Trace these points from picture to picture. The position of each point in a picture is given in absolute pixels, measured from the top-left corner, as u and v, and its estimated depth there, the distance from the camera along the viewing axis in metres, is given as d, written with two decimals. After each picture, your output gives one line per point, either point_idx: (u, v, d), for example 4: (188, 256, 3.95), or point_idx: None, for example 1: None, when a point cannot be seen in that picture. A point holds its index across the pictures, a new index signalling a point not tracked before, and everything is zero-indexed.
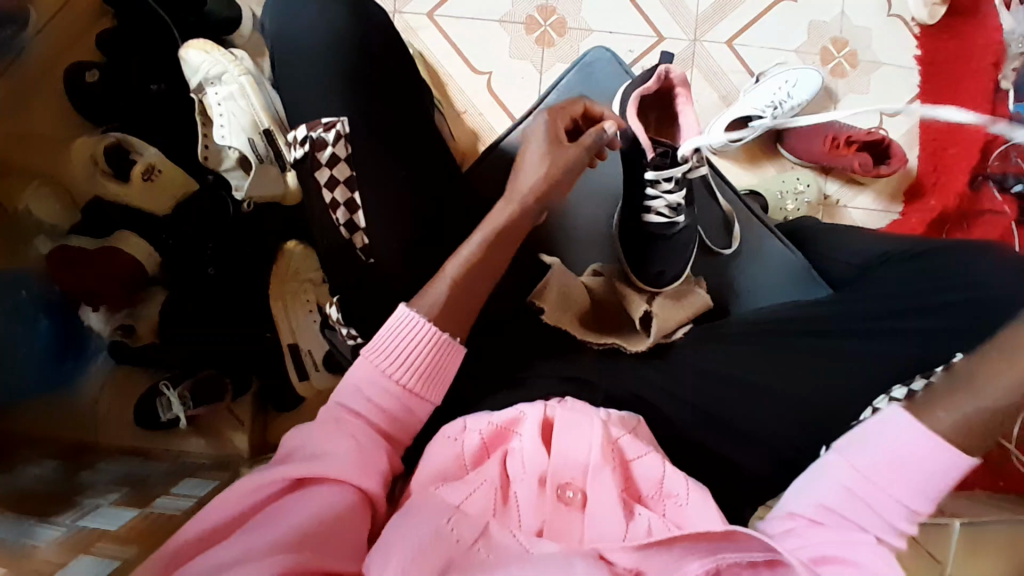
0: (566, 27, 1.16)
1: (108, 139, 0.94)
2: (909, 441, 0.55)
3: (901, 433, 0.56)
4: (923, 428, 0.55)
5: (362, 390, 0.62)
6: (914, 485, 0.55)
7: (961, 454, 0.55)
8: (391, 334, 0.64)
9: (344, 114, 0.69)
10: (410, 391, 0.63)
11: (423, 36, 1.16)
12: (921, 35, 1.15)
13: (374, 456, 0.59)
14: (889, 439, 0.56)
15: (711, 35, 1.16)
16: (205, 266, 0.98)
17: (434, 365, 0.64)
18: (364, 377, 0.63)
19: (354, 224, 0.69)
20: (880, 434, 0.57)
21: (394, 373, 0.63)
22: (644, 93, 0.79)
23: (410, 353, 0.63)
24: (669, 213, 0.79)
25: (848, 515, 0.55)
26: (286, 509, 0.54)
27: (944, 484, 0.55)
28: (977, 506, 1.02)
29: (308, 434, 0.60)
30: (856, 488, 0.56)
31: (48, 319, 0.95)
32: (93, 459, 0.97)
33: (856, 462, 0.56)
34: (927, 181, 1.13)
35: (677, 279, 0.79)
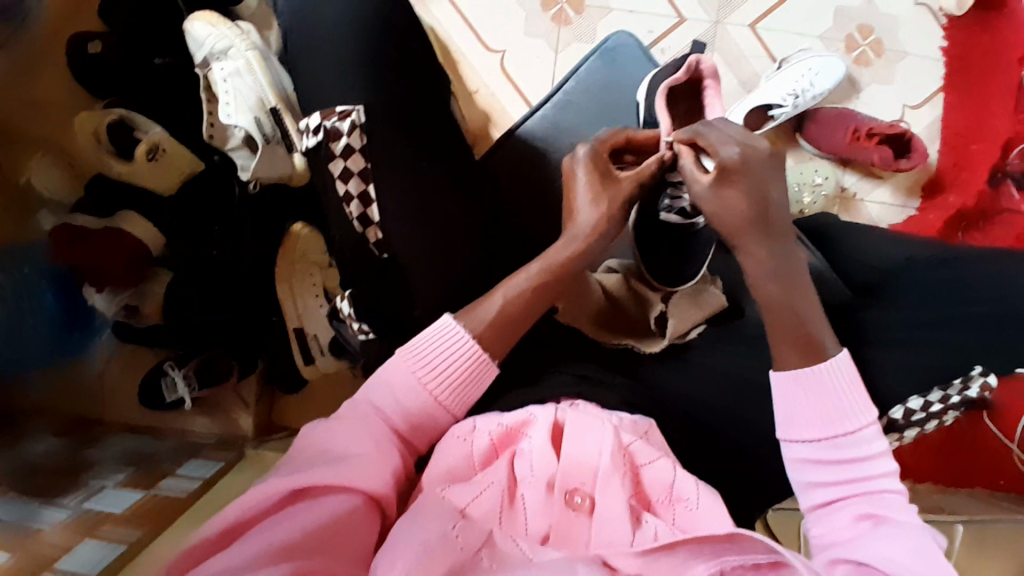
0: (583, 5, 1.12)
1: (111, 115, 0.92)
2: (809, 389, 0.62)
3: (792, 388, 0.62)
4: (804, 370, 0.62)
5: (395, 394, 0.63)
6: (835, 416, 0.61)
7: (822, 363, 0.62)
8: (430, 346, 0.65)
9: (360, 103, 0.67)
10: (444, 405, 0.64)
11: (435, 12, 1.12)
12: (949, 26, 1.11)
13: (387, 459, 0.60)
14: (784, 403, 0.63)
15: (733, 18, 1.12)
16: (210, 248, 0.95)
17: (470, 380, 0.65)
18: (397, 384, 0.64)
19: (368, 219, 0.68)
20: (779, 403, 0.63)
21: (430, 384, 0.64)
22: (672, 84, 0.75)
23: (451, 367, 0.64)
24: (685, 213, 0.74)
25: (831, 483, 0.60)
26: (288, 519, 0.53)
27: (852, 390, 0.61)
28: (977, 504, 1.03)
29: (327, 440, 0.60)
30: (811, 458, 0.61)
31: (54, 294, 0.93)
32: (98, 435, 0.97)
33: (794, 438, 0.62)
34: (948, 176, 1.10)
35: (692, 278, 0.76)
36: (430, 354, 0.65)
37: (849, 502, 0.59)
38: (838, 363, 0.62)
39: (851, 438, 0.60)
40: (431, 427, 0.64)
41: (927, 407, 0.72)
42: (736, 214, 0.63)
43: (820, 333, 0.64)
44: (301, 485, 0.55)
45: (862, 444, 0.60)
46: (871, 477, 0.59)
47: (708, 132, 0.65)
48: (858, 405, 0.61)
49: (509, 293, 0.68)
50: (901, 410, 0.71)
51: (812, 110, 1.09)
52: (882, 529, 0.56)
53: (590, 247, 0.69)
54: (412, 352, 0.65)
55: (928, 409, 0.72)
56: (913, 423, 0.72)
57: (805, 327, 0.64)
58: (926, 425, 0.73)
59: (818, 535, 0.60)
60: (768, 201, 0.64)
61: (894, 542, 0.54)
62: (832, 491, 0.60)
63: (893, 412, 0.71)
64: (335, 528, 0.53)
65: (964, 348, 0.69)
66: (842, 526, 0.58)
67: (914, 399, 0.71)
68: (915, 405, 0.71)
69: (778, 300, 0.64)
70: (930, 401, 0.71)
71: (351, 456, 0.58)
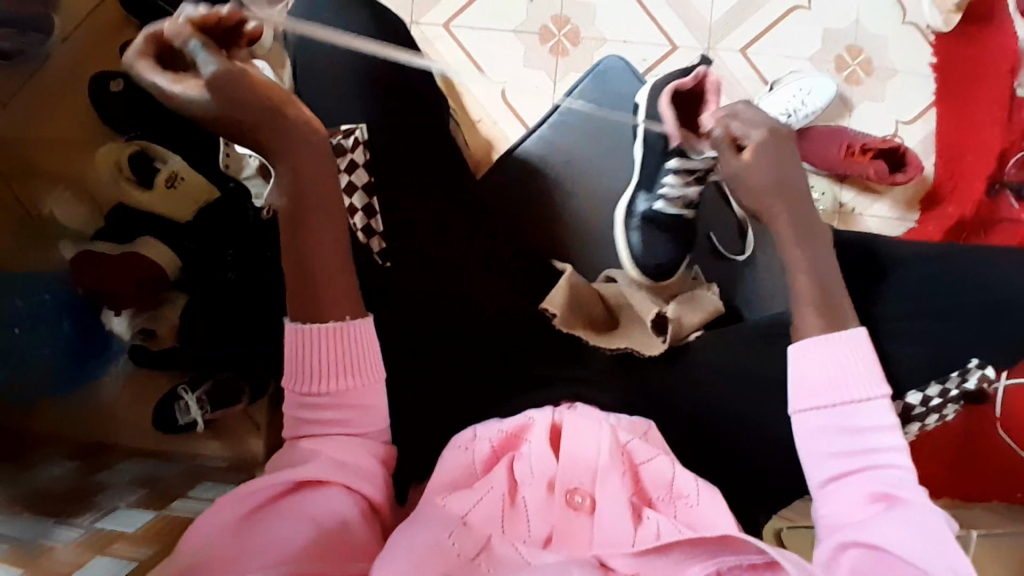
0: (579, 37, 1.17)
1: (132, 148, 1.01)
2: (825, 357, 0.66)
3: (808, 359, 0.67)
4: (821, 341, 0.67)
5: (304, 408, 0.65)
6: (848, 386, 0.65)
7: (840, 335, 0.67)
8: (295, 357, 0.64)
9: (362, 119, 0.77)
10: (348, 390, 0.64)
11: (438, 46, 1.18)
12: (937, 42, 1.15)
13: (365, 464, 0.64)
14: (802, 371, 0.67)
15: (724, 44, 1.17)
16: (225, 271, 0.98)
17: (345, 356, 0.65)
18: (305, 396, 0.64)
19: (371, 229, 0.76)
20: (798, 372, 0.67)
21: (312, 389, 0.64)
22: (679, 87, 0.76)
23: (319, 360, 0.64)
24: (679, 205, 0.84)
25: (842, 456, 0.63)
26: (288, 516, 0.59)
27: (868, 363, 0.66)
28: (995, 518, 1.00)
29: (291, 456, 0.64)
30: (826, 427, 0.64)
31: (70, 322, 0.95)
32: (111, 459, 0.99)
33: (811, 406, 0.65)
34: (943, 189, 1.12)
35: (671, 270, 0.84)
36: (302, 362, 0.64)
37: (860, 477, 0.62)
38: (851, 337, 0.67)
39: (865, 410, 0.64)
40: (364, 412, 0.66)
41: (926, 402, 0.72)
42: (767, 186, 0.70)
43: (841, 305, 0.69)
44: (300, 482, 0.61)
45: (875, 417, 0.63)
46: (880, 451, 0.63)
47: (740, 115, 0.72)
48: (872, 376, 0.65)
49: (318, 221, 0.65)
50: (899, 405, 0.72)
51: (806, 127, 1.12)
52: (895, 510, 0.59)
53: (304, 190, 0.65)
54: (294, 374, 0.65)
55: (927, 404, 0.72)
56: (913, 418, 0.72)
57: (834, 303, 0.69)
58: (927, 419, 0.73)
59: (826, 514, 0.63)
60: (789, 176, 0.71)
61: (905, 525, 0.58)
62: (843, 465, 0.63)
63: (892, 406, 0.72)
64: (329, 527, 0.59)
65: None
66: (852, 504, 0.62)
67: (913, 395, 0.71)
68: (915, 399, 0.72)
69: (800, 268, 0.70)
70: (929, 396, 0.72)
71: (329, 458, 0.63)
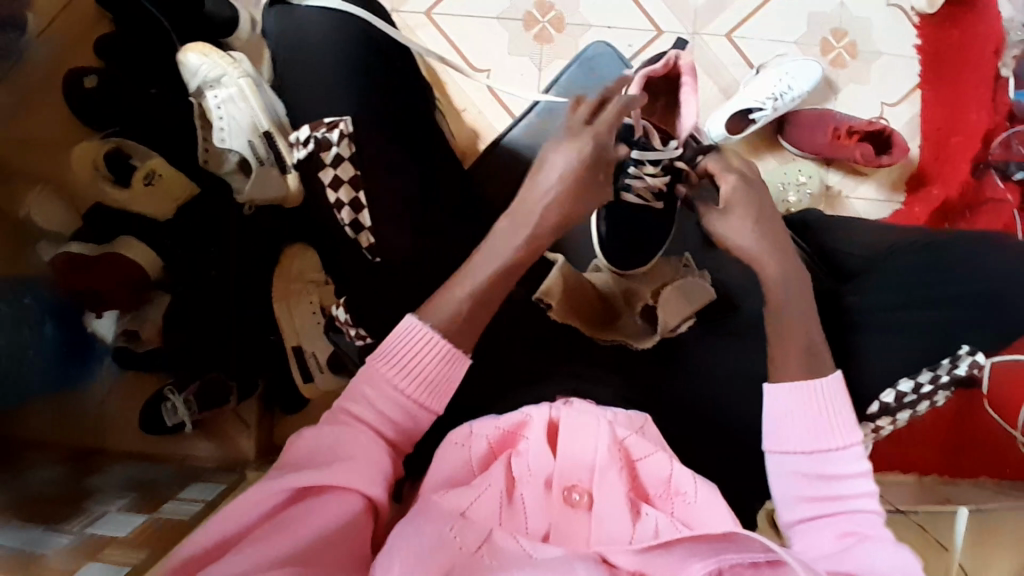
0: (564, 23, 1.15)
1: (107, 144, 0.95)
2: (799, 401, 0.65)
3: (777, 403, 0.66)
4: (797, 383, 0.65)
5: (372, 400, 0.64)
6: (821, 435, 0.64)
7: (819, 378, 0.65)
8: (395, 343, 0.65)
9: (348, 113, 0.70)
10: (422, 404, 0.65)
11: (421, 35, 1.15)
12: (921, 24, 1.15)
13: (377, 460, 0.60)
14: (779, 413, 0.65)
15: (710, 28, 1.16)
16: (207, 268, 0.99)
17: (439, 376, 0.66)
18: (381, 384, 0.64)
19: (360, 223, 0.72)
20: (775, 412, 0.65)
21: (397, 381, 0.64)
22: (651, 74, 0.81)
23: (418, 362, 0.65)
24: (648, 196, 0.80)
25: (815, 497, 0.62)
26: (285, 522, 0.54)
27: (843, 411, 0.65)
28: (984, 493, 1.02)
29: (320, 439, 0.61)
30: (798, 470, 0.63)
31: (54, 324, 0.90)
32: (102, 463, 0.97)
33: (783, 448, 0.64)
34: (930, 169, 1.13)
35: (643, 262, 0.82)
36: (396, 352, 0.65)
37: (831, 518, 0.61)
38: (833, 378, 0.65)
39: (839, 456, 0.63)
40: (415, 427, 0.65)
41: (917, 389, 0.72)
42: (748, 243, 0.71)
43: (820, 347, 0.67)
44: (297, 487, 0.56)
45: (848, 464, 0.63)
46: (850, 496, 0.62)
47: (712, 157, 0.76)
48: (847, 425, 0.64)
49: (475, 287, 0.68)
50: (892, 393, 0.72)
51: (791, 113, 1.12)
52: (866, 544, 0.58)
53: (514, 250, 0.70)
54: (381, 353, 0.65)
55: (919, 391, 0.72)
56: (905, 405, 0.74)
57: (812, 346, 0.67)
58: (917, 406, 0.74)
59: (797, 553, 0.62)
60: (769, 225, 0.72)
61: (877, 555, 0.56)
62: (813, 506, 0.62)
63: (883, 395, 0.73)
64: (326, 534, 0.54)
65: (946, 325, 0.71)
66: (822, 543, 0.60)
67: (904, 382, 0.72)
68: (905, 388, 0.72)
69: (785, 306, 0.68)
70: (920, 383, 0.72)
71: (345, 458, 0.59)
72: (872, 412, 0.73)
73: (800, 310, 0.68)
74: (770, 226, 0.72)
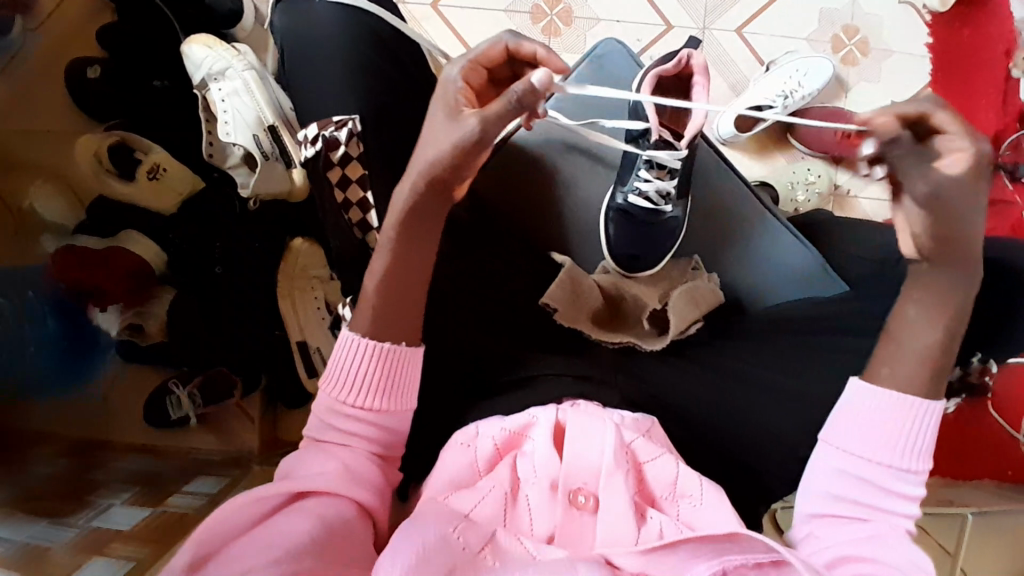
0: (572, 16, 1.14)
1: (112, 137, 0.94)
2: (884, 410, 0.60)
3: (866, 403, 0.61)
4: (889, 393, 0.60)
5: (328, 421, 0.64)
6: (901, 449, 0.60)
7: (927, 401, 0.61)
8: (338, 364, 0.64)
9: (357, 113, 0.68)
10: (384, 411, 0.64)
11: (427, 27, 1.14)
12: (933, 21, 1.14)
13: (365, 472, 0.62)
14: (870, 409, 0.61)
15: (720, 23, 1.14)
16: (213, 265, 0.97)
17: (387, 377, 0.64)
18: (331, 408, 0.64)
19: (367, 224, 0.68)
20: (866, 411, 0.61)
21: (348, 399, 0.63)
22: (661, 74, 0.79)
23: (359, 375, 0.63)
24: (656, 199, 0.80)
25: (860, 501, 0.60)
26: (286, 519, 0.55)
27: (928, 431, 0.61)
28: (988, 496, 1.02)
29: (295, 462, 0.62)
30: (865, 479, 0.60)
31: (56, 320, 0.93)
32: (107, 457, 0.95)
33: (848, 448, 0.61)
34: None
35: (650, 267, 0.82)
36: (341, 372, 0.64)
37: (864, 521, 0.60)
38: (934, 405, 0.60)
39: (906, 473, 0.60)
40: (390, 434, 0.65)
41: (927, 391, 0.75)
42: (961, 225, 0.57)
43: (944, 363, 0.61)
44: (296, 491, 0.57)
45: (908, 484, 0.60)
46: (896, 509, 0.60)
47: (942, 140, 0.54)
48: (926, 448, 0.60)
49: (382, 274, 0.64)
50: None
51: (802, 110, 1.09)
52: (894, 544, 0.57)
53: (394, 256, 0.64)
54: (331, 378, 0.65)
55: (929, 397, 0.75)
56: None
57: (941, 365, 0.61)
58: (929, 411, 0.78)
59: (814, 539, 0.61)
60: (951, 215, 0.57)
61: (903, 555, 0.56)
62: (851, 509, 0.60)
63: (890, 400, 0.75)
64: (333, 528, 0.56)
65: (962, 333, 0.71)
66: (856, 539, 0.59)
67: None
68: None
69: (913, 315, 0.62)
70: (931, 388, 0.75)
71: (323, 472, 0.60)
72: None
73: (942, 308, 0.61)
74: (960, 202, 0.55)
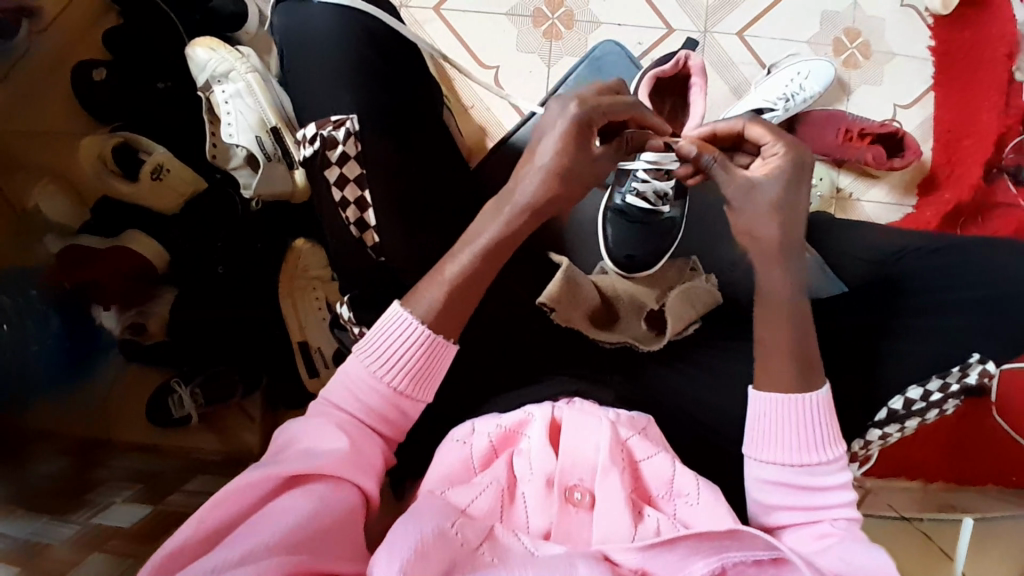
0: (574, 20, 1.15)
1: (115, 138, 0.95)
2: (783, 416, 0.63)
3: (766, 411, 0.64)
4: (783, 399, 0.63)
5: (352, 390, 0.63)
6: (804, 447, 0.63)
7: (807, 394, 0.64)
8: (384, 339, 0.64)
9: (353, 111, 0.68)
10: (410, 396, 0.64)
11: (429, 30, 1.15)
12: (935, 24, 1.14)
13: (368, 454, 0.61)
14: (772, 417, 0.64)
15: (721, 26, 1.15)
16: (215, 265, 0.99)
17: (424, 366, 0.64)
18: (355, 379, 0.64)
19: (364, 224, 0.69)
20: (763, 420, 0.64)
21: (384, 375, 0.63)
22: (659, 75, 0.81)
23: (405, 355, 0.64)
24: (654, 199, 0.81)
25: (791, 503, 0.62)
26: (286, 505, 0.53)
27: (827, 422, 0.64)
28: (989, 501, 1.01)
29: (302, 428, 0.61)
30: (781, 480, 0.63)
31: (60, 318, 0.93)
32: (106, 455, 0.95)
33: (763, 457, 0.64)
34: (941, 173, 1.12)
35: (650, 266, 0.82)
36: (378, 344, 0.64)
37: (811, 524, 0.62)
38: (821, 397, 0.64)
39: (823, 466, 0.63)
40: (401, 418, 0.65)
41: (927, 396, 0.71)
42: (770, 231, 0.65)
43: (807, 348, 0.65)
44: (288, 475, 0.55)
45: (829, 475, 0.63)
46: (829, 504, 0.62)
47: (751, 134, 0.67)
48: (828, 437, 0.63)
49: (450, 274, 0.65)
50: (901, 400, 0.71)
51: (803, 113, 1.11)
52: (849, 543, 0.57)
53: (476, 269, 0.66)
54: (366, 348, 0.64)
55: (927, 399, 0.71)
56: (914, 412, 0.71)
57: (797, 348, 0.65)
58: (927, 414, 0.72)
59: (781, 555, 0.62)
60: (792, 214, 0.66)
61: (856, 552, 0.56)
62: (792, 514, 0.62)
63: (892, 403, 0.71)
64: (323, 512, 0.53)
65: (966, 331, 0.71)
66: (809, 539, 0.61)
67: (913, 389, 0.71)
68: (915, 394, 0.71)
69: (773, 320, 0.66)
70: (929, 390, 0.71)
71: (326, 450, 0.58)
72: (880, 419, 0.72)
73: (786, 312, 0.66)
74: (786, 200, 0.65)
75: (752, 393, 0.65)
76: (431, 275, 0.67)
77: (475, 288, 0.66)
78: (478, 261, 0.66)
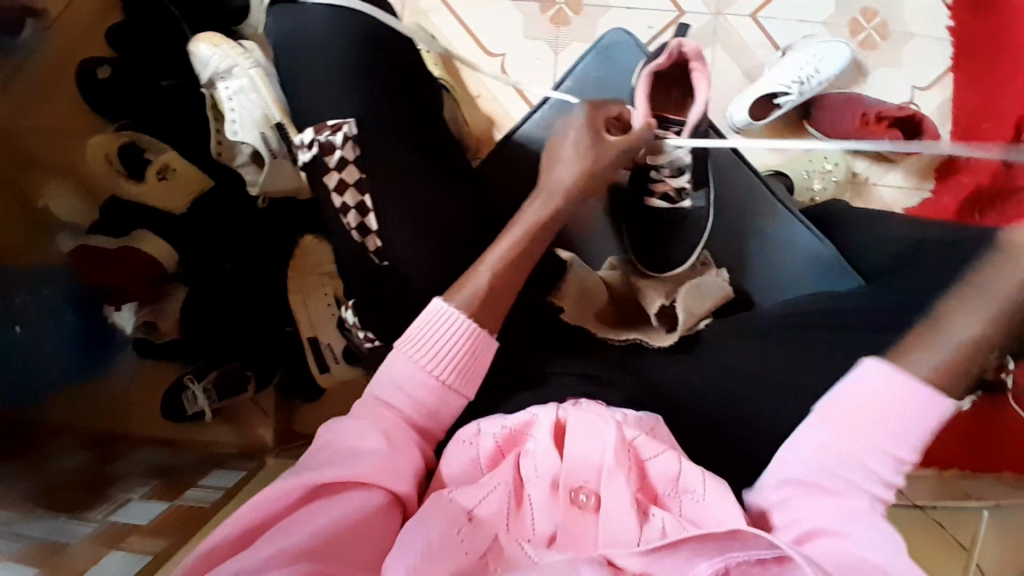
0: (581, 5, 1.12)
1: (121, 138, 0.98)
2: (888, 398, 0.59)
3: (875, 383, 0.60)
4: (904, 382, 0.59)
5: (401, 386, 0.63)
6: (891, 435, 0.59)
7: (942, 395, 0.58)
8: (431, 330, 0.64)
9: (353, 114, 0.68)
10: (456, 390, 0.64)
11: (435, 19, 1.13)
12: (955, 7, 1.11)
13: (408, 456, 0.60)
14: (880, 392, 0.59)
15: (733, 9, 1.11)
16: (223, 261, 0.99)
17: (469, 358, 0.64)
18: (402, 375, 0.63)
19: (366, 227, 0.69)
20: (865, 391, 0.60)
21: (432, 368, 0.63)
22: (655, 69, 0.78)
23: (449, 345, 0.64)
24: (676, 195, 0.81)
25: (824, 480, 0.60)
26: (307, 516, 0.53)
27: (928, 426, 0.59)
28: (1008, 493, 1.00)
29: (343, 426, 0.61)
30: (835, 451, 0.60)
31: (73, 312, 0.93)
32: (126, 448, 0.96)
33: (836, 421, 0.60)
34: (959, 157, 1.09)
35: (684, 262, 0.81)
36: (424, 337, 0.64)
37: (825, 501, 0.59)
38: (945, 404, 0.58)
39: (887, 458, 0.59)
40: (443, 414, 0.64)
41: None
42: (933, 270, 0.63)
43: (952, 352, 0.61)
44: (317, 484, 0.55)
45: (886, 467, 0.59)
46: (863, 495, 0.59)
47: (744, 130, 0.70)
48: (918, 440, 0.59)
49: (496, 264, 0.67)
50: None
51: (818, 96, 1.09)
52: (858, 541, 0.56)
53: (503, 280, 0.67)
54: (411, 342, 0.64)
55: None
56: None
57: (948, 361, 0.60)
58: None
59: (780, 516, 0.60)
60: None
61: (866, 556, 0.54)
62: (814, 487, 0.60)
63: None
64: (346, 529, 0.53)
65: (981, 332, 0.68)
66: (822, 520, 0.58)
67: None
68: None
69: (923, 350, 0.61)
70: None
71: (367, 453, 0.58)
72: None
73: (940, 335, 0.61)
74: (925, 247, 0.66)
75: (870, 361, 0.61)
76: (459, 280, 0.67)
77: (502, 297, 0.67)
78: (512, 259, 0.68)
